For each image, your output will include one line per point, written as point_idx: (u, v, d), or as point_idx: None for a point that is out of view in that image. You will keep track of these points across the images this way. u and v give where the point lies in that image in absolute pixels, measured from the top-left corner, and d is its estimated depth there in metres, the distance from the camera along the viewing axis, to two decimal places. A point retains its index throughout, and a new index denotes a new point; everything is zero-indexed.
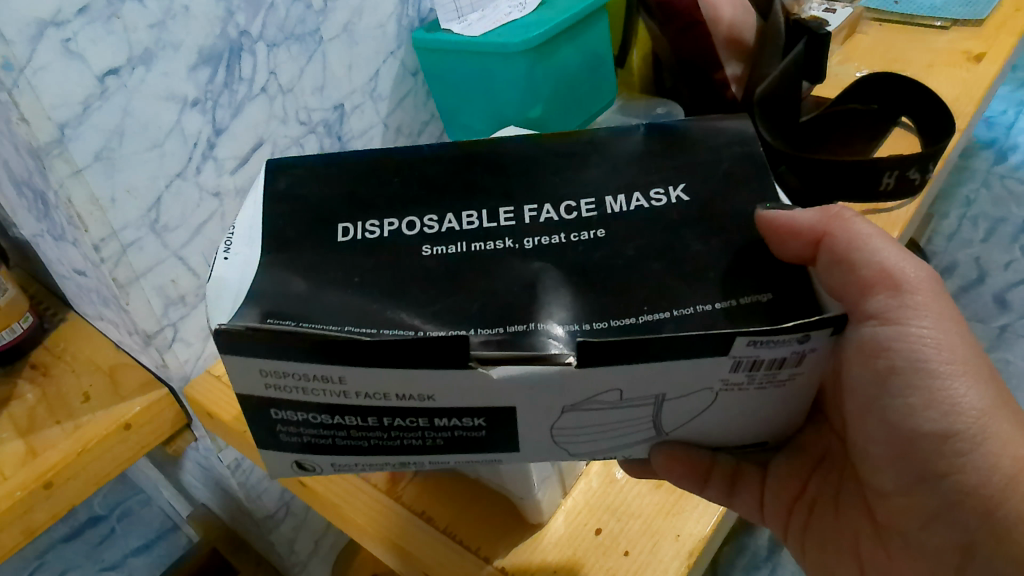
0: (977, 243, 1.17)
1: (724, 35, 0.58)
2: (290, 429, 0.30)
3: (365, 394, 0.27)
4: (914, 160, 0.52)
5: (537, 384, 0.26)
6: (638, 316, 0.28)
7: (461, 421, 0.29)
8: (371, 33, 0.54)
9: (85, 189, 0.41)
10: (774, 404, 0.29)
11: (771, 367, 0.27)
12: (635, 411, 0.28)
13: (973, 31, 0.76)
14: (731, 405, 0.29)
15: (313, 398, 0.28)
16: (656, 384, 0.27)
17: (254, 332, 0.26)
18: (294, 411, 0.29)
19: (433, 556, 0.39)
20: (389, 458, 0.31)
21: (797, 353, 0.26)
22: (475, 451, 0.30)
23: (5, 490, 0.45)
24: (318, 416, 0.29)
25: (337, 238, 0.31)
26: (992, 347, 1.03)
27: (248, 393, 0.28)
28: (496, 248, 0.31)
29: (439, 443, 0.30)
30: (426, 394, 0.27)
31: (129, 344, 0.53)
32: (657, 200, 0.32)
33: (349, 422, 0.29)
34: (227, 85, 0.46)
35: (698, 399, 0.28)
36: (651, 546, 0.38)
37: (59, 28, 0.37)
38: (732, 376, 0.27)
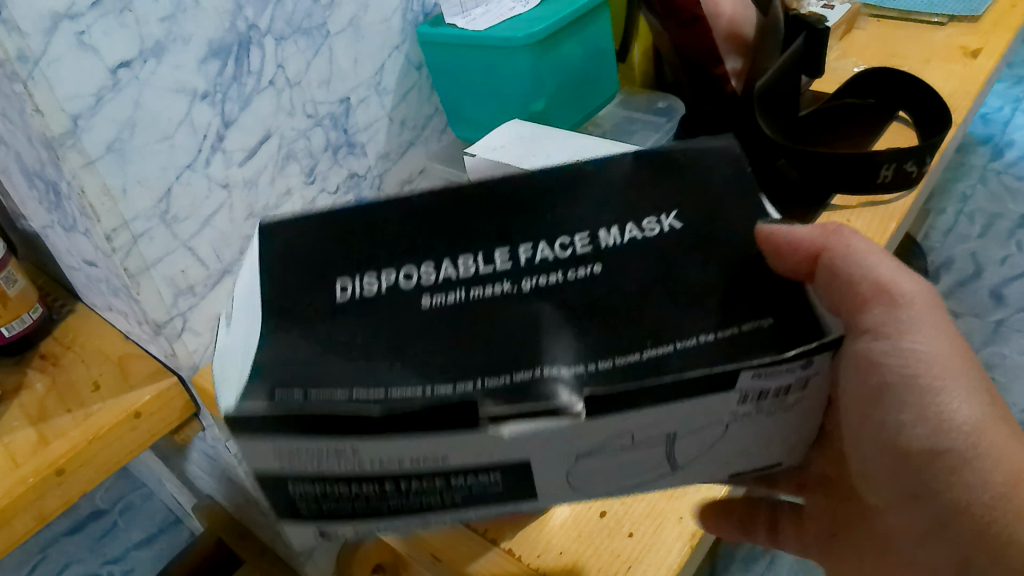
0: (974, 238, 1.18)
1: (724, 30, 0.57)
2: (311, 501, 0.27)
3: (379, 461, 0.26)
4: (912, 152, 0.53)
5: (550, 435, 0.25)
6: (641, 353, 0.26)
7: (479, 478, 0.27)
8: (376, 27, 0.55)
9: (97, 179, 0.42)
10: (782, 437, 0.28)
11: (777, 394, 0.26)
12: (646, 456, 0.27)
13: (971, 28, 0.77)
14: (738, 442, 0.27)
15: (330, 471, 0.26)
16: (661, 423, 0.26)
17: (268, 411, 0.25)
18: (311, 483, 0.27)
19: (438, 541, 0.40)
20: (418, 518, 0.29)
21: (801, 378, 0.26)
22: (501, 506, 0.28)
23: (18, 477, 0.45)
24: (337, 488, 0.27)
25: (336, 298, 0.29)
26: (987, 341, 1.03)
27: (262, 466, 0.26)
28: (496, 292, 0.29)
29: (463, 499, 0.28)
30: (438, 456, 0.26)
31: (139, 334, 0.53)
32: (651, 230, 0.30)
33: (370, 491, 0.27)
34: (236, 78, 0.47)
35: (708, 438, 0.27)
36: (654, 528, 0.39)
37: (73, 21, 0.38)
38: (740, 407, 0.26)
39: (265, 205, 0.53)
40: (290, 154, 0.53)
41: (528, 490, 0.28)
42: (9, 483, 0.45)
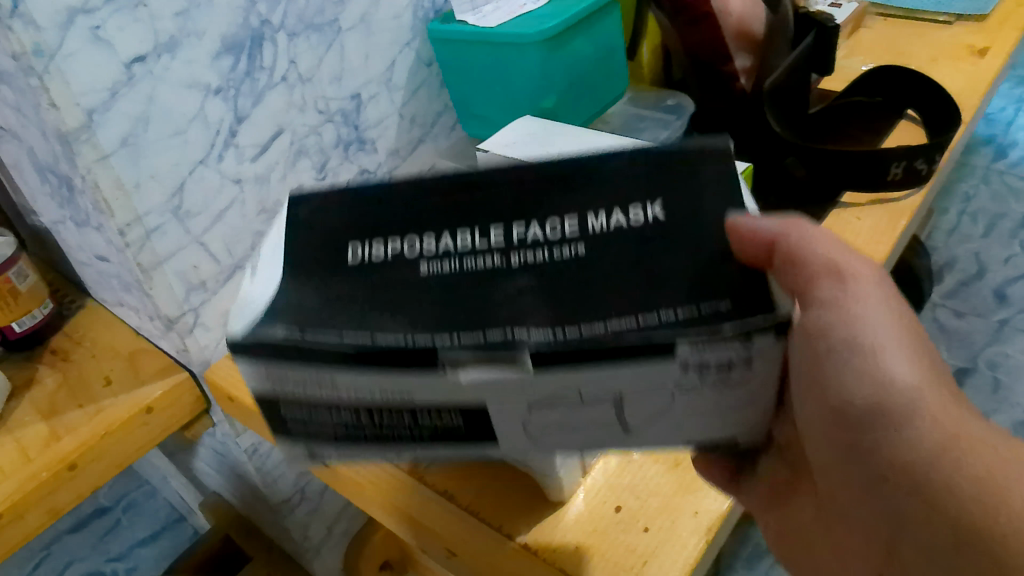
0: (977, 238, 1.18)
1: (732, 28, 0.57)
2: (300, 424, 0.31)
3: (352, 391, 0.28)
4: (922, 150, 0.53)
5: (501, 384, 0.27)
6: (606, 324, 0.27)
7: (439, 417, 0.29)
8: (387, 23, 0.55)
9: (111, 174, 0.42)
10: (740, 408, 0.28)
11: (720, 369, 0.26)
12: (594, 416, 0.28)
13: (977, 26, 0.77)
14: (690, 412, 0.28)
15: (314, 395, 0.29)
16: (608, 379, 0.27)
17: (256, 339, 0.28)
18: (301, 407, 0.30)
19: (449, 532, 0.40)
20: (387, 453, 0.31)
21: (744, 357, 0.26)
22: (458, 446, 0.30)
23: (30, 472, 0.46)
24: (320, 411, 0.30)
25: (345, 261, 0.30)
26: (989, 342, 1.04)
27: (260, 391, 0.30)
28: (485, 266, 0.29)
29: (425, 441, 0.30)
30: (404, 391, 0.28)
31: (149, 330, 0.54)
32: (635, 218, 0.29)
33: (345, 419, 0.29)
34: (249, 73, 0.47)
35: (651, 404, 0.27)
36: (669, 523, 0.38)
37: (88, 16, 0.38)
38: (682, 378, 0.27)
39: (276, 200, 0.53)
40: (302, 150, 0.53)
41: (490, 434, 0.29)
42: (22, 478, 0.45)
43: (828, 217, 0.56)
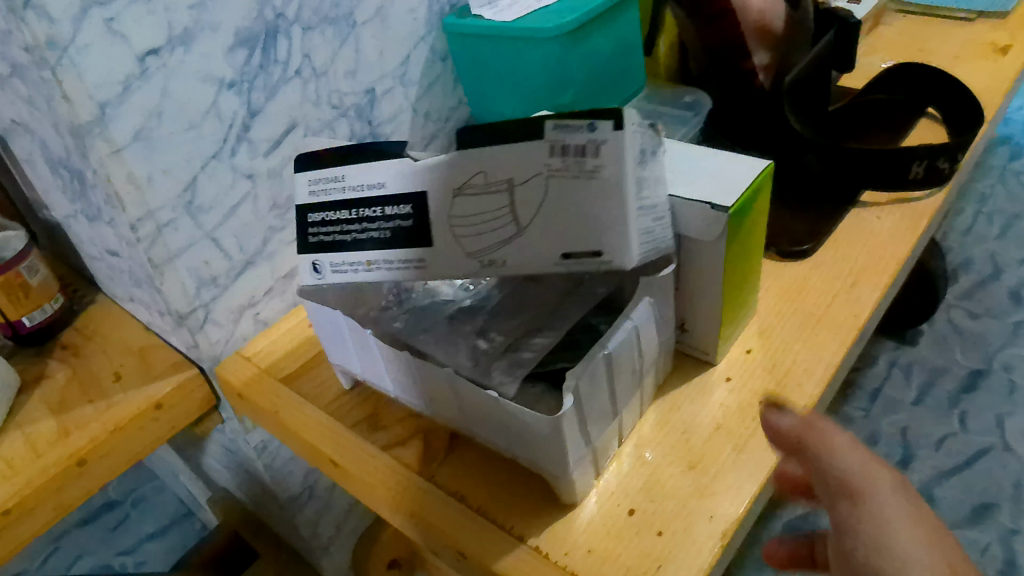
0: (992, 238, 1.09)
1: (752, 24, 0.56)
2: (317, 227, 0.39)
3: (354, 190, 0.37)
4: (944, 149, 0.52)
5: (442, 173, 0.34)
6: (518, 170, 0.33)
7: (399, 214, 0.36)
8: (403, 18, 0.54)
9: (124, 168, 0.42)
10: (571, 210, 0.32)
11: (577, 155, 0.31)
12: (496, 199, 0.33)
13: (999, 24, 0.76)
14: (546, 197, 0.32)
15: (330, 197, 0.38)
16: (497, 154, 0.32)
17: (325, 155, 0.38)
18: (324, 212, 0.38)
19: (459, 534, 0.39)
20: (367, 254, 0.37)
21: (593, 143, 0.30)
22: (418, 250, 0.36)
23: (40, 467, 0.45)
24: (334, 214, 0.38)
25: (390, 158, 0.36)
26: (1006, 343, 0.95)
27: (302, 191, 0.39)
28: (461, 166, 0.34)
29: (390, 236, 0.36)
30: (382, 184, 0.36)
31: (160, 325, 0.53)
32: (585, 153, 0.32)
33: (345, 218, 0.38)
34: (263, 67, 0.46)
35: (535, 195, 0.32)
36: (685, 526, 0.37)
37: (102, 7, 0.38)
38: (551, 160, 0.31)
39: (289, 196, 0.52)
40: None
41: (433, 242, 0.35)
42: (32, 473, 0.45)
43: (848, 216, 0.55)
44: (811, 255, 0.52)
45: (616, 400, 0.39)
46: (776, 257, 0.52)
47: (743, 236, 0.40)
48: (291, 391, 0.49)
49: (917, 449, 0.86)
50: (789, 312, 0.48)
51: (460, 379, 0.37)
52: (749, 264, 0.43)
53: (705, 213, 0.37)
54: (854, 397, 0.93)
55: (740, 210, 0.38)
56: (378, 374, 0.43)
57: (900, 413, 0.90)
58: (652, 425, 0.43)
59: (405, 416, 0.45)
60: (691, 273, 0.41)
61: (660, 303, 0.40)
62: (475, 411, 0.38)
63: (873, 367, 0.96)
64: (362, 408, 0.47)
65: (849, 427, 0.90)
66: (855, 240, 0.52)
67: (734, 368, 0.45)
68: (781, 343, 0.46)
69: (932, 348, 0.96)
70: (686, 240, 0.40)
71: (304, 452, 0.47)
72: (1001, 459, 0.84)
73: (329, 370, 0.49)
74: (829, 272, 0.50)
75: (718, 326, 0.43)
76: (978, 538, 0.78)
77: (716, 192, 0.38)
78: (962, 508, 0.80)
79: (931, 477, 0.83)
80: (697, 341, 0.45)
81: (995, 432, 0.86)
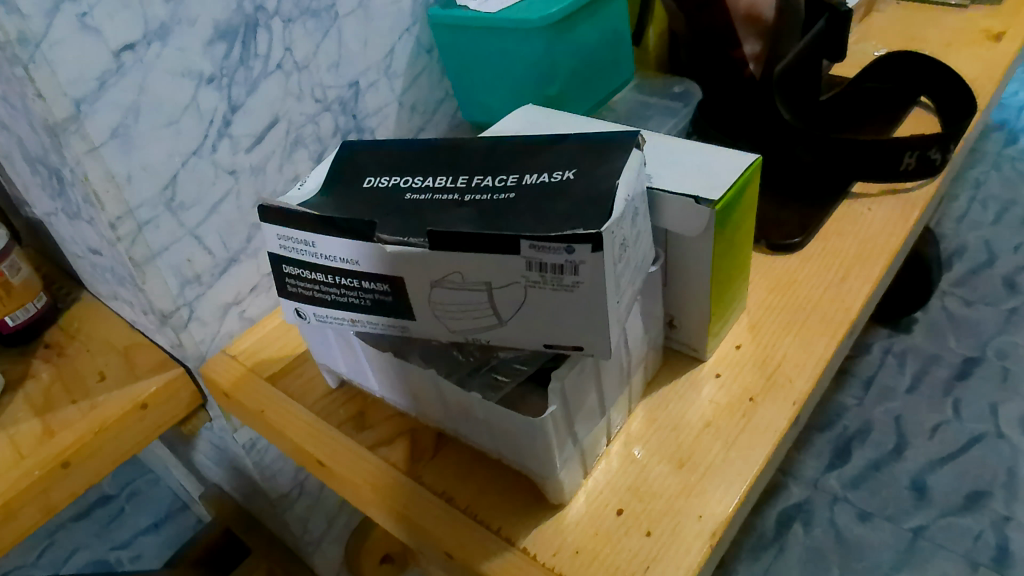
0: (987, 225, 1.08)
1: (743, 11, 0.55)
2: (294, 279, 0.37)
3: (326, 256, 0.35)
4: (935, 139, 0.51)
5: (416, 258, 0.33)
6: (493, 195, 0.34)
7: (373, 285, 0.35)
8: (386, 9, 0.53)
9: (101, 166, 0.41)
10: (566, 314, 0.32)
11: (555, 271, 0.31)
12: (473, 296, 0.33)
13: (993, 10, 0.75)
14: (537, 307, 0.32)
15: (301, 257, 0.36)
16: (478, 263, 0.32)
17: (278, 211, 0.35)
18: (299, 267, 0.37)
19: (447, 536, 0.38)
20: (347, 312, 0.37)
21: (571, 263, 0.30)
22: (393, 316, 0.36)
23: (24, 470, 0.45)
24: (314, 272, 0.36)
25: (360, 184, 0.38)
26: (1000, 330, 0.94)
27: (267, 244, 0.37)
28: (437, 184, 0.36)
29: (369, 303, 0.36)
30: (353, 259, 0.34)
31: (144, 324, 0.52)
32: (555, 177, 0.34)
33: (319, 278, 0.36)
34: (243, 61, 0.45)
35: (515, 297, 0.32)
36: (673, 526, 0.37)
37: (75, 2, 0.37)
38: (529, 273, 0.31)
39: (272, 192, 0.51)
40: (299, 140, 0.51)
41: (410, 311, 0.35)
42: (15, 476, 0.45)
43: (840, 207, 0.54)
44: (802, 247, 0.51)
45: (603, 398, 0.38)
46: (766, 250, 0.51)
47: (728, 231, 0.39)
48: (277, 389, 0.48)
49: (910, 437, 0.86)
50: (779, 306, 0.47)
51: (443, 381, 0.37)
52: (737, 258, 0.42)
53: (690, 208, 0.37)
54: (848, 385, 0.93)
55: (726, 205, 0.37)
56: (362, 374, 0.43)
57: (893, 401, 0.90)
58: (641, 422, 0.42)
59: (391, 414, 0.45)
60: (679, 270, 0.41)
61: (647, 301, 0.40)
62: (461, 410, 0.38)
63: (867, 356, 0.95)
64: (348, 406, 0.46)
65: (843, 415, 0.90)
66: (844, 232, 0.52)
67: (723, 363, 0.44)
68: (770, 336, 0.46)
69: (926, 336, 0.96)
70: (673, 237, 0.39)
71: (289, 451, 0.47)
72: (995, 447, 0.83)
73: (316, 367, 0.49)
74: (818, 265, 0.50)
75: (706, 322, 0.42)
76: (971, 525, 0.78)
77: (701, 185, 0.37)
78: (954, 496, 0.80)
79: (923, 465, 0.83)
80: (686, 337, 0.44)
81: (989, 420, 0.86)
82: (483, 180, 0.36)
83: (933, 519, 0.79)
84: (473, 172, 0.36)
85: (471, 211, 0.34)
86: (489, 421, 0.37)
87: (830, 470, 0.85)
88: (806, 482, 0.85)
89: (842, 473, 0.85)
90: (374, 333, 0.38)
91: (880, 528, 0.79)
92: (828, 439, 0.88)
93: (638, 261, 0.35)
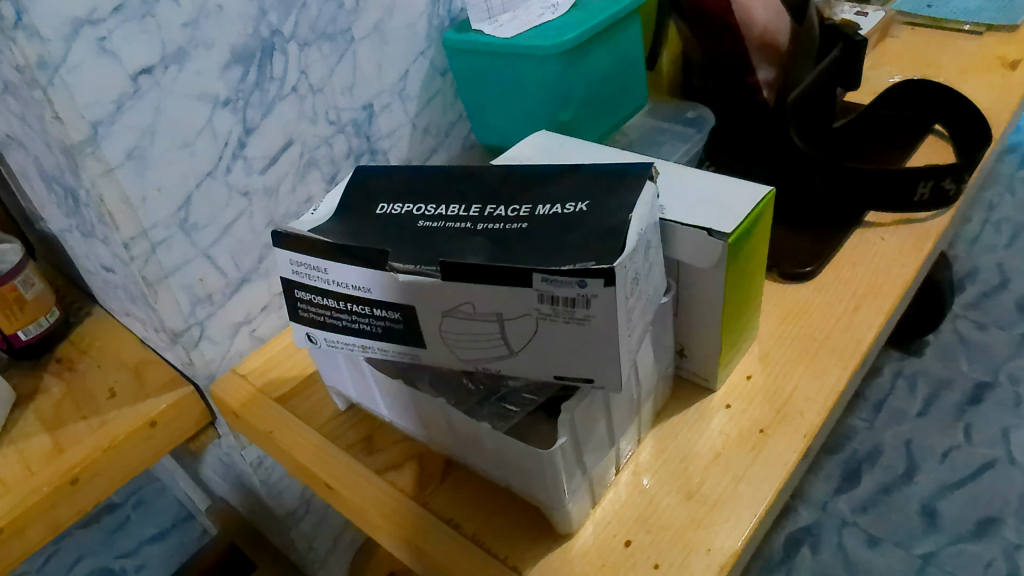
0: (1001, 248, 1.07)
1: (756, 39, 0.55)
2: (306, 305, 0.38)
3: (337, 283, 0.35)
4: (949, 169, 0.51)
5: (428, 288, 0.33)
6: (505, 226, 0.34)
7: (384, 313, 0.35)
8: (401, 32, 0.54)
9: (116, 188, 0.41)
10: (577, 348, 0.32)
11: (567, 305, 0.31)
12: (484, 327, 0.33)
13: (1008, 37, 0.75)
14: (549, 341, 0.32)
15: (313, 284, 0.36)
16: (491, 296, 0.32)
17: (292, 238, 0.35)
18: (310, 293, 0.37)
19: (453, 563, 0.38)
20: (357, 338, 0.37)
21: (583, 297, 0.30)
22: (403, 344, 0.36)
23: (33, 486, 0.45)
24: (325, 299, 0.36)
25: (374, 211, 0.38)
26: (1014, 354, 0.93)
27: (280, 270, 0.37)
28: (450, 213, 0.36)
29: (379, 330, 0.36)
30: (365, 287, 0.34)
31: (155, 341, 0.53)
32: (567, 210, 0.34)
33: (330, 304, 0.36)
34: (259, 84, 0.46)
35: (526, 329, 0.32)
36: (681, 559, 0.36)
37: (94, 27, 0.37)
38: (541, 306, 0.31)
39: (285, 213, 0.51)
40: (312, 161, 0.51)
41: (420, 340, 0.35)
42: (24, 492, 0.45)
43: (852, 236, 0.54)
44: (814, 276, 0.51)
45: (613, 429, 0.38)
46: (778, 279, 0.51)
47: (741, 262, 0.39)
48: (285, 410, 0.48)
49: (920, 462, 0.85)
50: (790, 336, 0.47)
51: (452, 410, 0.37)
52: (750, 287, 0.42)
53: (703, 240, 0.37)
54: (858, 409, 0.92)
55: (739, 238, 0.37)
56: (372, 399, 0.43)
57: (903, 425, 0.89)
58: (650, 452, 0.42)
59: (400, 438, 0.45)
60: (690, 301, 0.41)
61: (658, 331, 0.40)
62: (470, 438, 0.38)
63: (877, 379, 0.95)
64: (357, 429, 0.46)
65: (852, 438, 0.89)
66: (857, 261, 0.52)
67: (734, 394, 0.44)
68: (781, 367, 0.45)
69: (938, 359, 0.95)
70: (685, 267, 0.39)
71: (297, 473, 0.47)
72: (1006, 474, 0.82)
73: (325, 389, 0.49)
74: (830, 295, 0.49)
75: (717, 353, 0.42)
76: (982, 552, 0.77)
77: (714, 218, 0.37)
78: (965, 522, 0.79)
79: (933, 490, 0.82)
80: (697, 366, 0.44)
81: (1001, 445, 0.84)
82: (496, 210, 0.36)
83: (942, 546, 0.78)
84: (486, 202, 0.36)
85: (483, 240, 0.34)
86: (497, 449, 0.37)
87: (839, 493, 0.85)
88: (814, 505, 0.84)
89: (851, 496, 0.84)
90: (384, 360, 0.38)
91: (888, 553, 0.78)
92: (838, 462, 0.87)
93: (650, 293, 0.35)
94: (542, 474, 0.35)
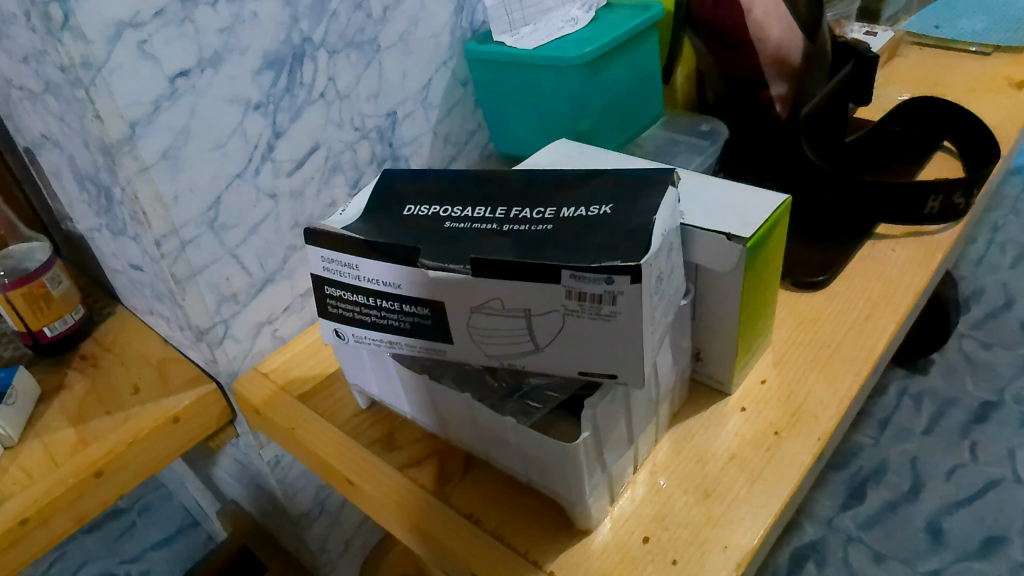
0: (1006, 268, 1.07)
1: (770, 54, 0.57)
2: (335, 302, 0.39)
3: (367, 279, 0.36)
4: (960, 183, 0.52)
5: (456, 284, 0.34)
6: (531, 227, 0.35)
7: (412, 309, 0.36)
8: (426, 43, 0.55)
9: (151, 186, 0.43)
10: (601, 345, 0.33)
11: (593, 301, 0.32)
12: (511, 323, 0.34)
13: (1015, 59, 0.76)
14: (575, 338, 0.33)
15: (343, 279, 0.37)
16: (520, 293, 0.33)
17: (325, 235, 0.36)
18: (340, 289, 0.38)
19: (476, 559, 0.39)
20: (384, 334, 0.38)
21: (610, 293, 0.31)
22: (429, 339, 0.37)
23: (58, 477, 0.46)
24: (354, 294, 0.38)
25: (402, 212, 0.39)
26: (1019, 373, 0.93)
27: (312, 269, 0.38)
28: (477, 215, 0.37)
29: (407, 326, 0.37)
30: (394, 283, 0.36)
31: (179, 339, 0.54)
32: (591, 212, 0.35)
33: (360, 300, 0.38)
34: (289, 89, 0.47)
35: (552, 325, 0.33)
36: (698, 555, 0.37)
37: (136, 30, 0.39)
38: (568, 302, 0.32)
39: (310, 216, 0.52)
40: (337, 165, 0.53)
41: (447, 335, 0.36)
42: (49, 483, 0.45)
43: (863, 247, 0.55)
44: (826, 285, 0.52)
45: (632, 428, 0.39)
46: (791, 288, 0.52)
47: (758, 267, 0.40)
48: (307, 408, 0.49)
49: (925, 479, 0.85)
50: (803, 343, 0.48)
51: (477, 406, 0.38)
52: (766, 293, 0.43)
53: (722, 244, 0.38)
54: (864, 425, 0.93)
55: (757, 243, 0.38)
56: (395, 397, 0.44)
57: (909, 442, 0.90)
58: (666, 452, 0.43)
59: (420, 436, 0.46)
60: (708, 305, 0.42)
61: (676, 334, 0.41)
62: (494, 434, 0.39)
63: (883, 396, 0.96)
64: (377, 427, 0.47)
65: (857, 455, 0.90)
66: (869, 272, 0.53)
67: (749, 398, 0.45)
68: (795, 372, 0.46)
69: (943, 377, 0.96)
70: (703, 271, 0.40)
71: (319, 470, 0.48)
72: (1012, 492, 0.82)
73: (346, 389, 0.50)
74: (842, 303, 0.50)
75: (732, 356, 0.43)
76: (987, 570, 0.77)
77: (732, 223, 0.38)
78: (970, 541, 0.79)
79: (938, 508, 0.83)
80: (712, 370, 0.45)
81: (1006, 464, 0.85)
82: (522, 212, 0.37)
83: (948, 563, 0.78)
84: (511, 204, 0.38)
85: (510, 241, 0.35)
86: (519, 445, 0.37)
87: (845, 510, 0.85)
88: (820, 521, 0.85)
89: (857, 512, 0.84)
90: (409, 356, 0.39)
91: (893, 570, 0.79)
92: (843, 478, 0.88)
93: (671, 294, 0.36)
94: (562, 470, 0.36)
